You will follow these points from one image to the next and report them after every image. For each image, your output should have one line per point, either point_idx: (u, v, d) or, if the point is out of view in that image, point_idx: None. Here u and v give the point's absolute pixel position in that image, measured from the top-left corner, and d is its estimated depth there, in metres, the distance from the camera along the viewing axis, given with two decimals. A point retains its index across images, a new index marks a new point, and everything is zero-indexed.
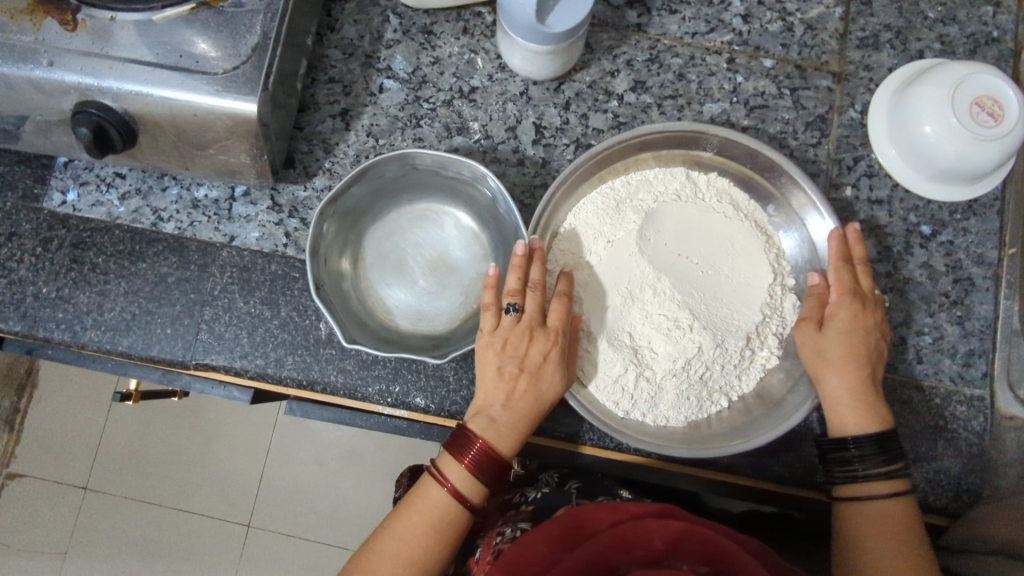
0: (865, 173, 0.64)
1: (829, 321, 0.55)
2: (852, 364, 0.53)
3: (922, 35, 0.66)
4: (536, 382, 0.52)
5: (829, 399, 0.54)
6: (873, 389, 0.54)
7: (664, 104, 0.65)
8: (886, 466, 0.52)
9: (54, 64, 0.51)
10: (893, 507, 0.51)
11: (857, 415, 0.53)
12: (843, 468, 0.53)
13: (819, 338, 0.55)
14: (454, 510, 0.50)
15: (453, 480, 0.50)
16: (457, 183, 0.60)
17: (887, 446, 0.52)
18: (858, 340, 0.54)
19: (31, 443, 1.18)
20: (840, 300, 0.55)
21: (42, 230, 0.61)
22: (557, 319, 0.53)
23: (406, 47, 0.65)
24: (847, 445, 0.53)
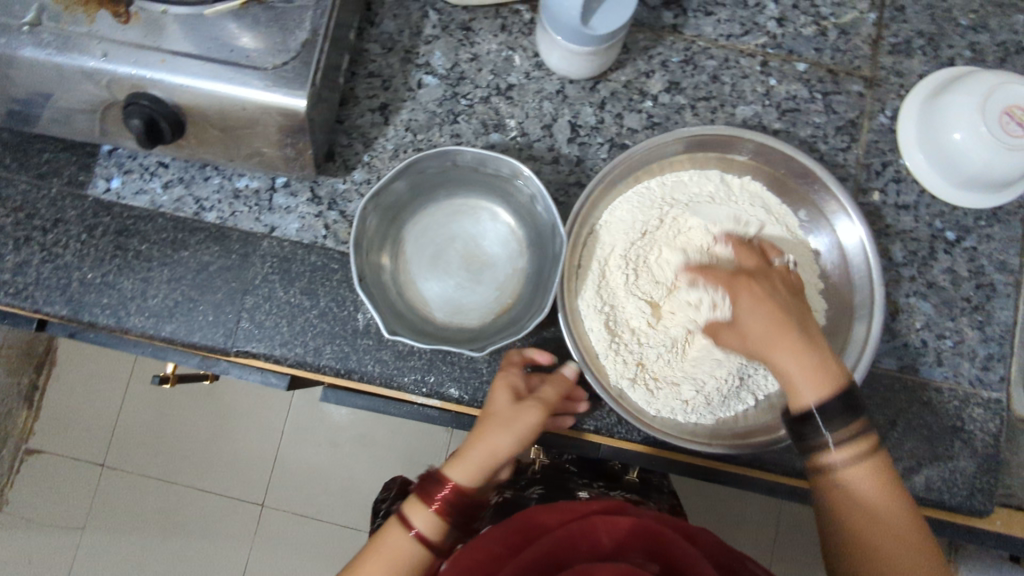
0: (893, 178, 0.65)
1: (736, 309, 0.54)
2: (777, 335, 0.51)
3: (953, 42, 0.67)
4: (500, 434, 0.52)
5: (784, 380, 0.52)
6: (808, 344, 0.51)
7: (698, 106, 0.65)
8: (851, 428, 0.50)
9: (107, 56, 0.52)
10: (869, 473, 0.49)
11: (810, 377, 0.50)
12: (810, 440, 0.51)
13: (739, 324, 0.54)
14: (417, 555, 0.50)
15: (418, 524, 0.50)
16: (496, 180, 0.62)
17: (845, 399, 0.50)
18: (769, 313, 0.52)
19: (52, 419, 1.20)
20: (734, 287, 0.54)
21: (87, 217, 0.63)
22: (546, 393, 0.54)
23: (444, 43, 0.65)
24: (810, 414, 0.50)
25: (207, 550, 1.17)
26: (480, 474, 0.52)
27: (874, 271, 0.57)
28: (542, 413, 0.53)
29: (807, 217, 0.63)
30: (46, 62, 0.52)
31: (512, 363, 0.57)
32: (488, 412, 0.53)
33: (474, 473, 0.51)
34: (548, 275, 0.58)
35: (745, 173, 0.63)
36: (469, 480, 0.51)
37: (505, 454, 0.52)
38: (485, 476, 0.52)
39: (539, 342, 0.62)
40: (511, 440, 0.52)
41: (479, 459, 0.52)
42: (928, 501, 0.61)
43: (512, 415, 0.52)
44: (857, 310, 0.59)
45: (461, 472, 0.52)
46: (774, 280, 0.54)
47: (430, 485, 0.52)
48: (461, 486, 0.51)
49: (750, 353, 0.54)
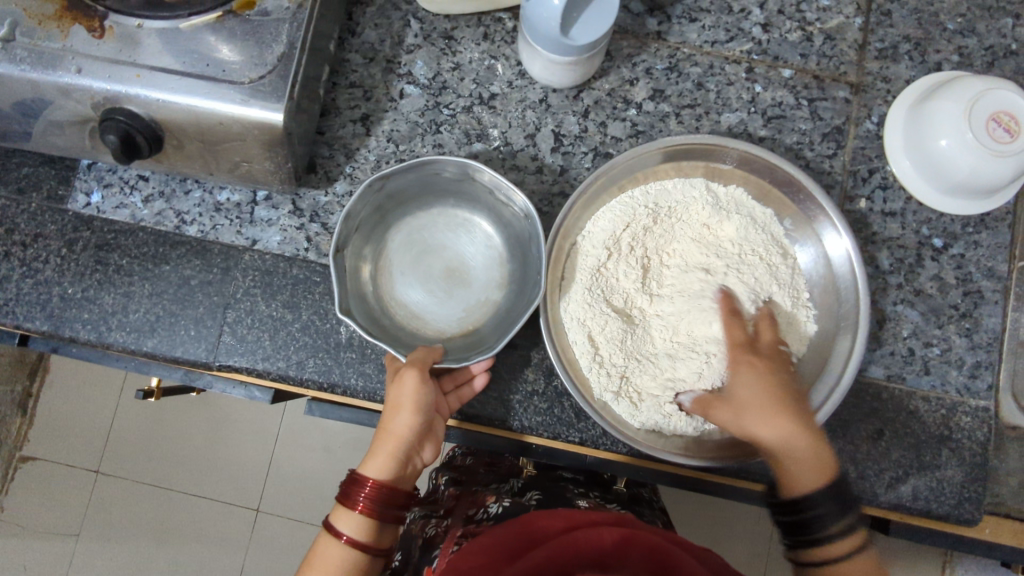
0: (879, 185, 0.65)
1: (732, 384, 0.55)
2: (774, 413, 0.52)
3: (940, 47, 0.66)
4: (394, 415, 0.53)
5: (777, 470, 0.51)
6: (804, 428, 0.51)
7: (683, 114, 0.65)
8: (844, 521, 0.49)
9: (82, 71, 0.51)
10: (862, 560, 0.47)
11: (807, 467, 0.50)
12: (804, 530, 0.50)
13: (734, 398, 0.54)
14: (354, 558, 0.52)
15: (345, 531, 0.52)
16: (479, 190, 0.61)
17: (839, 490, 0.49)
18: (766, 390, 0.53)
19: (44, 427, 1.20)
20: (738, 361, 0.55)
21: (67, 231, 0.62)
22: (417, 354, 0.54)
23: (426, 52, 0.65)
24: (801, 504, 0.50)
25: (201, 556, 1.17)
26: (389, 460, 0.53)
27: (860, 283, 0.57)
28: (420, 378, 0.53)
29: (792, 226, 0.62)
30: (20, 78, 0.51)
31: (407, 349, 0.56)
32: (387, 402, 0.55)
33: (385, 463, 0.53)
34: (531, 286, 0.58)
35: (730, 183, 0.62)
36: (384, 470, 0.53)
37: (405, 432, 0.53)
38: (396, 463, 0.53)
39: (524, 354, 0.62)
40: (406, 418, 0.53)
41: (386, 451, 0.53)
42: (916, 510, 0.61)
43: (395, 396, 0.54)
44: (843, 323, 0.59)
45: (372, 467, 0.53)
46: (781, 364, 0.55)
47: (348, 490, 0.53)
48: (375, 479, 0.53)
49: (737, 431, 0.54)
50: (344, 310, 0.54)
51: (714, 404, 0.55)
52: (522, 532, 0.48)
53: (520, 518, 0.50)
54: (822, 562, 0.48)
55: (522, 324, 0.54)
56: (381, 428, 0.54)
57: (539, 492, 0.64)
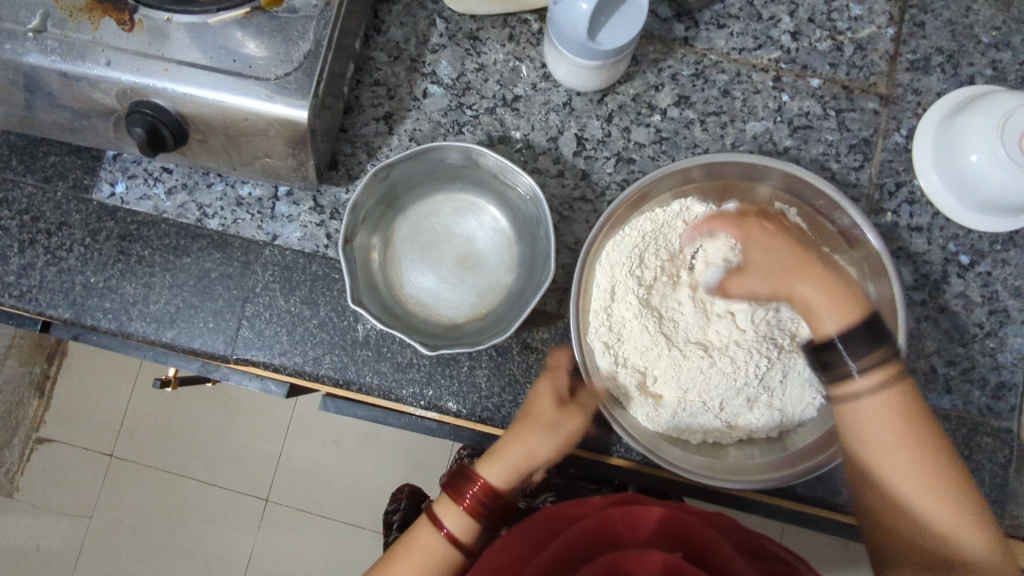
0: (906, 200, 0.64)
1: (747, 255, 0.57)
2: (795, 265, 0.54)
3: (974, 60, 0.65)
4: (540, 439, 0.55)
5: (806, 310, 0.54)
6: (828, 274, 0.54)
7: (707, 121, 0.64)
8: (876, 353, 0.51)
9: (110, 64, 0.52)
10: (887, 399, 0.50)
11: (835, 310, 0.52)
12: (832, 368, 0.53)
13: (749, 265, 0.56)
14: (447, 552, 0.53)
15: (450, 525, 0.53)
16: (485, 173, 0.61)
17: (870, 320, 0.52)
18: (784, 249, 0.55)
19: (60, 410, 1.21)
20: (743, 231, 0.57)
21: (92, 221, 0.63)
22: (580, 394, 0.57)
23: (451, 52, 0.65)
24: (835, 343, 0.52)
25: (211, 544, 1.18)
26: (518, 474, 0.55)
27: (893, 311, 0.55)
28: (583, 419, 0.56)
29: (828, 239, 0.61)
30: (50, 69, 0.52)
31: (560, 366, 0.58)
32: (530, 414, 0.56)
33: (507, 474, 0.55)
34: (541, 270, 0.58)
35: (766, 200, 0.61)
36: (502, 480, 0.55)
37: (542, 456, 0.55)
38: (518, 477, 0.55)
39: (540, 357, 0.60)
40: (546, 445, 0.55)
41: (515, 464, 0.55)
42: None
43: (544, 417, 0.55)
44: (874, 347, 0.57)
45: (494, 472, 0.55)
46: (780, 221, 0.58)
47: (459, 484, 0.55)
48: (494, 487, 0.54)
49: (769, 291, 0.56)
50: (356, 301, 0.55)
51: (731, 278, 0.57)
52: (546, 522, 0.49)
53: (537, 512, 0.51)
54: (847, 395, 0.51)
55: (529, 313, 0.54)
56: (516, 439, 0.55)
57: (553, 495, 0.63)
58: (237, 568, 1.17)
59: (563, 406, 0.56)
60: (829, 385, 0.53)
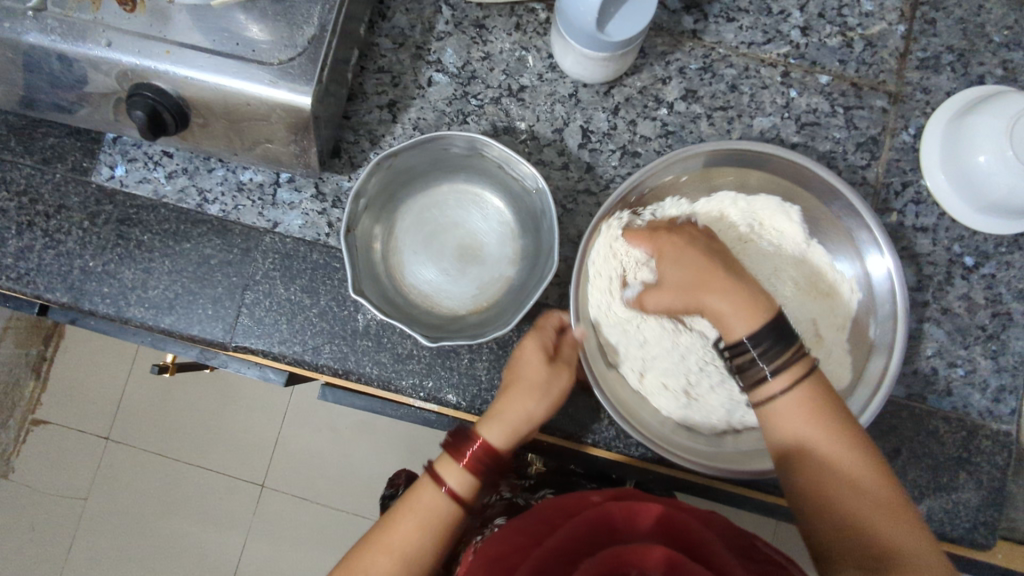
0: (912, 200, 0.63)
1: (662, 267, 0.55)
2: (704, 276, 0.52)
3: (984, 59, 0.64)
4: (536, 401, 0.54)
5: (717, 320, 0.52)
6: (737, 282, 0.52)
7: (714, 116, 0.64)
8: (785, 352, 0.49)
9: (111, 45, 0.51)
10: (801, 396, 0.48)
11: (743, 310, 0.50)
12: (747, 371, 0.50)
13: (665, 281, 0.54)
14: (450, 511, 0.51)
15: (453, 482, 0.52)
16: (490, 164, 0.61)
17: (781, 325, 0.50)
18: (700, 260, 0.53)
19: (57, 392, 1.21)
20: (654, 242, 0.56)
21: (90, 204, 0.62)
22: (568, 351, 0.56)
23: (457, 40, 0.64)
24: (744, 347, 0.50)
25: (206, 528, 1.18)
26: (514, 437, 0.54)
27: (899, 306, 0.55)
28: (570, 375, 0.55)
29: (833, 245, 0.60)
30: (50, 48, 0.51)
31: (547, 326, 0.56)
32: (517, 377, 0.54)
33: (506, 433, 0.53)
34: (544, 264, 0.58)
35: (773, 196, 0.61)
36: (502, 440, 0.53)
37: (538, 418, 0.54)
38: (517, 435, 0.54)
39: None
40: (542, 403, 0.54)
41: (513, 425, 0.53)
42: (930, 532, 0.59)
43: (542, 380, 0.54)
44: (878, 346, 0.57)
45: (490, 435, 0.53)
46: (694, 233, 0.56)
47: (456, 441, 0.53)
48: (495, 447, 0.53)
49: (683, 306, 0.54)
50: (358, 290, 0.54)
51: (648, 292, 0.56)
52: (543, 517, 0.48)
53: (535, 507, 0.51)
54: (766, 399, 0.49)
55: (531, 306, 0.54)
56: (511, 399, 0.54)
57: (551, 490, 0.62)
58: (232, 554, 1.17)
59: (560, 365, 0.55)
60: (750, 392, 0.51)
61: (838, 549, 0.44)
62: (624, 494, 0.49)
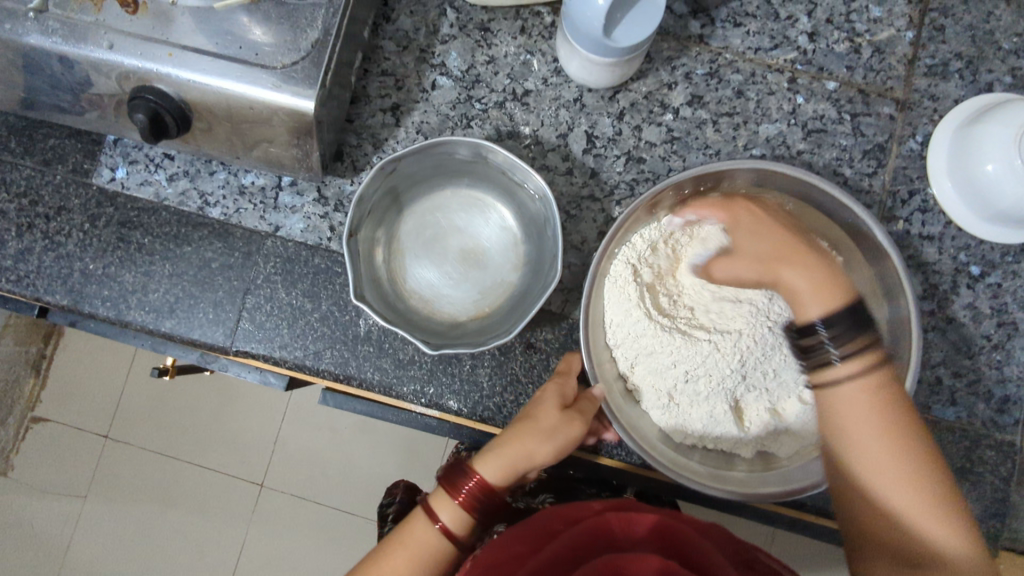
0: (919, 208, 0.63)
1: (734, 235, 0.59)
2: (792, 252, 0.57)
3: (993, 66, 0.64)
4: (540, 442, 0.52)
5: (792, 299, 0.57)
6: (818, 262, 0.57)
7: (720, 122, 0.63)
8: (854, 342, 0.55)
9: (113, 47, 0.50)
10: (869, 387, 0.53)
11: (813, 287, 0.56)
12: (814, 354, 0.57)
13: (735, 247, 0.59)
14: (440, 547, 0.52)
15: (445, 520, 0.52)
16: (493, 170, 0.60)
17: (850, 305, 0.56)
18: (777, 230, 0.58)
19: (57, 391, 1.21)
20: (762, 216, 0.58)
21: (91, 206, 0.62)
22: (586, 398, 0.54)
23: (461, 44, 0.63)
24: (814, 329, 0.57)
25: (205, 528, 1.18)
26: (511, 475, 0.52)
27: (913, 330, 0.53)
28: (584, 426, 0.53)
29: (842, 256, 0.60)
30: (51, 51, 0.51)
31: (570, 372, 0.56)
32: (531, 415, 0.53)
33: (503, 472, 0.52)
34: (547, 271, 0.57)
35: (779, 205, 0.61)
36: (495, 477, 0.52)
37: (538, 461, 0.52)
38: (512, 477, 0.53)
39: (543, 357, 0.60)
40: (547, 448, 0.52)
41: (509, 466, 0.52)
42: None
43: (552, 420, 0.53)
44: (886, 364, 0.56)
45: (487, 468, 0.52)
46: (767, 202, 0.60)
47: (455, 479, 0.53)
48: (490, 485, 0.52)
49: (755, 275, 0.58)
50: (359, 296, 0.54)
51: (719, 260, 0.58)
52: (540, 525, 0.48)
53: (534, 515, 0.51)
54: (824, 378, 0.55)
55: (534, 314, 0.53)
56: (515, 435, 0.52)
57: (552, 495, 0.63)
58: (231, 554, 1.17)
59: (575, 412, 0.53)
60: (811, 374, 0.57)
61: (874, 522, 0.51)
62: (622, 503, 0.49)
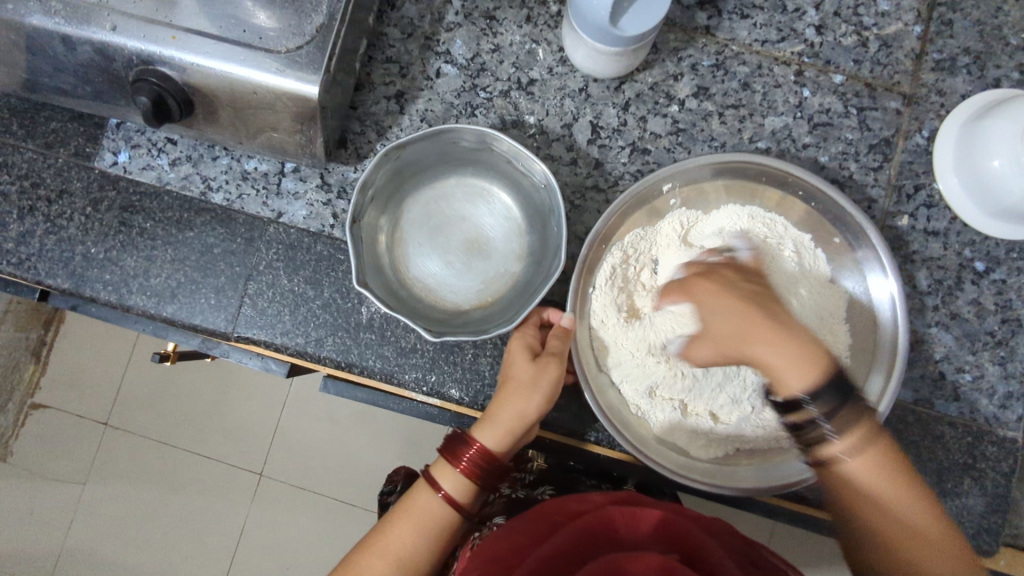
0: (924, 204, 0.63)
1: (701, 316, 0.52)
2: (749, 327, 0.49)
3: (1001, 62, 0.63)
4: (525, 397, 0.52)
5: (768, 374, 0.49)
6: (784, 334, 0.48)
7: (725, 113, 0.63)
8: (852, 412, 0.46)
9: (116, 29, 0.50)
10: (870, 455, 0.46)
11: (788, 353, 0.47)
12: (805, 429, 0.48)
13: (709, 331, 0.51)
14: (445, 516, 0.52)
15: (447, 487, 0.52)
16: (498, 159, 0.60)
17: (842, 388, 0.46)
18: (737, 308, 0.50)
19: (57, 377, 1.21)
20: (692, 291, 0.53)
21: (93, 190, 0.62)
22: (557, 342, 0.54)
23: (467, 32, 0.63)
24: (800, 406, 0.47)
25: (203, 516, 1.18)
26: (511, 439, 0.52)
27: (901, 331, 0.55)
28: (561, 367, 0.54)
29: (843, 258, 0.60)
30: (54, 32, 0.50)
31: (529, 324, 0.57)
32: (508, 377, 0.54)
33: (502, 436, 0.52)
34: (550, 261, 0.57)
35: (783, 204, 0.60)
36: (495, 442, 0.52)
37: (533, 415, 0.53)
38: (513, 437, 0.53)
39: None
40: (535, 399, 0.52)
41: (507, 429, 0.52)
42: None
43: (531, 374, 0.53)
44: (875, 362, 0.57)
45: (484, 437, 0.52)
46: (725, 270, 0.53)
47: (451, 448, 0.53)
48: (491, 451, 0.52)
49: (728, 358, 0.51)
50: (362, 282, 0.54)
51: (693, 342, 0.52)
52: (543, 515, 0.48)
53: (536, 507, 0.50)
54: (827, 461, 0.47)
55: (536, 303, 0.53)
56: (501, 398, 0.53)
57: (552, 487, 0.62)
58: (230, 542, 1.17)
59: (549, 356, 0.54)
60: (810, 451, 0.48)
61: None
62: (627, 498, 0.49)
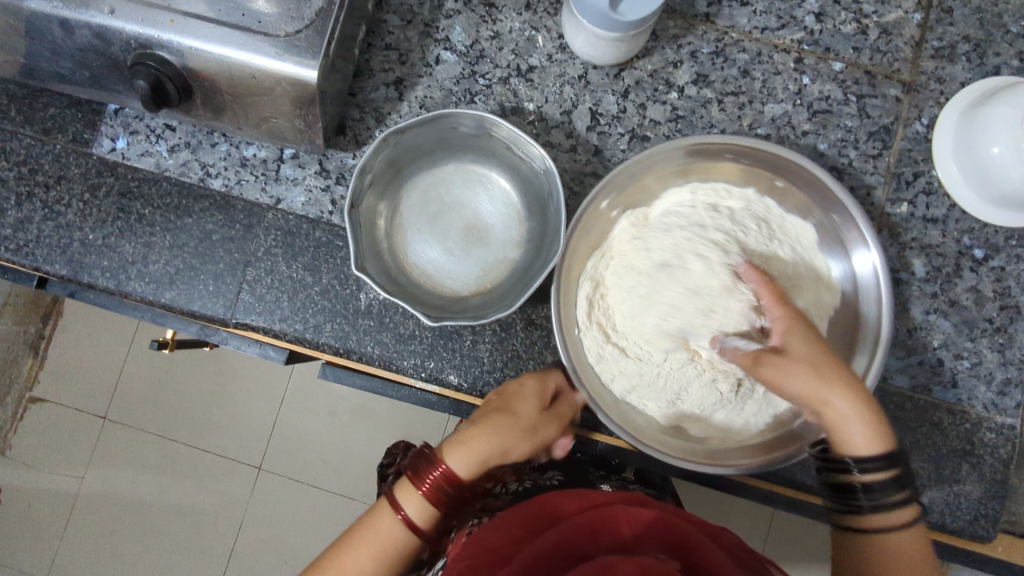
0: (923, 190, 0.63)
1: (788, 337, 0.47)
2: (831, 362, 0.45)
3: (1001, 49, 0.63)
4: (519, 441, 0.53)
5: (831, 420, 0.45)
6: (855, 379, 0.46)
7: (725, 101, 0.63)
8: (900, 490, 0.46)
9: (114, 12, 0.50)
10: (910, 537, 0.45)
11: (865, 426, 0.45)
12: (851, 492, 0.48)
13: (787, 350, 0.46)
14: (404, 539, 0.50)
15: (407, 510, 0.50)
16: (497, 145, 0.60)
17: (898, 462, 0.46)
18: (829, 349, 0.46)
19: (55, 369, 1.20)
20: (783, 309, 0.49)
21: (91, 175, 0.62)
22: (565, 406, 0.57)
23: (466, 19, 0.63)
24: (849, 466, 0.47)
25: (202, 508, 1.18)
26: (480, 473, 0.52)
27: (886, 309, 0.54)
28: (556, 429, 0.56)
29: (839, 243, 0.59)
30: (52, 16, 0.50)
31: (545, 375, 0.57)
32: (513, 412, 0.53)
33: (474, 467, 0.51)
34: (549, 246, 0.57)
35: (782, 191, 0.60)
36: (467, 468, 0.51)
37: (511, 460, 0.54)
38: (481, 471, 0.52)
39: (543, 333, 0.60)
40: (522, 448, 0.54)
41: (483, 462, 0.52)
42: (929, 523, 0.59)
43: (534, 422, 0.54)
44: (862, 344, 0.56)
45: (462, 459, 0.51)
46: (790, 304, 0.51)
47: (419, 468, 0.51)
48: (459, 476, 0.51)
49: (797, 394, 0.45)
50: (361, 268, 0.54)
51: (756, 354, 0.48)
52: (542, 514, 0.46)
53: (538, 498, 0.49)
54: (866, 526, 0.47)
55: (534, 288, 0.53)
56: (498, 431, 0.52)
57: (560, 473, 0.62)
58: (228, 534, 1.17)
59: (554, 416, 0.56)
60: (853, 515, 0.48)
61: None
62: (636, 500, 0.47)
